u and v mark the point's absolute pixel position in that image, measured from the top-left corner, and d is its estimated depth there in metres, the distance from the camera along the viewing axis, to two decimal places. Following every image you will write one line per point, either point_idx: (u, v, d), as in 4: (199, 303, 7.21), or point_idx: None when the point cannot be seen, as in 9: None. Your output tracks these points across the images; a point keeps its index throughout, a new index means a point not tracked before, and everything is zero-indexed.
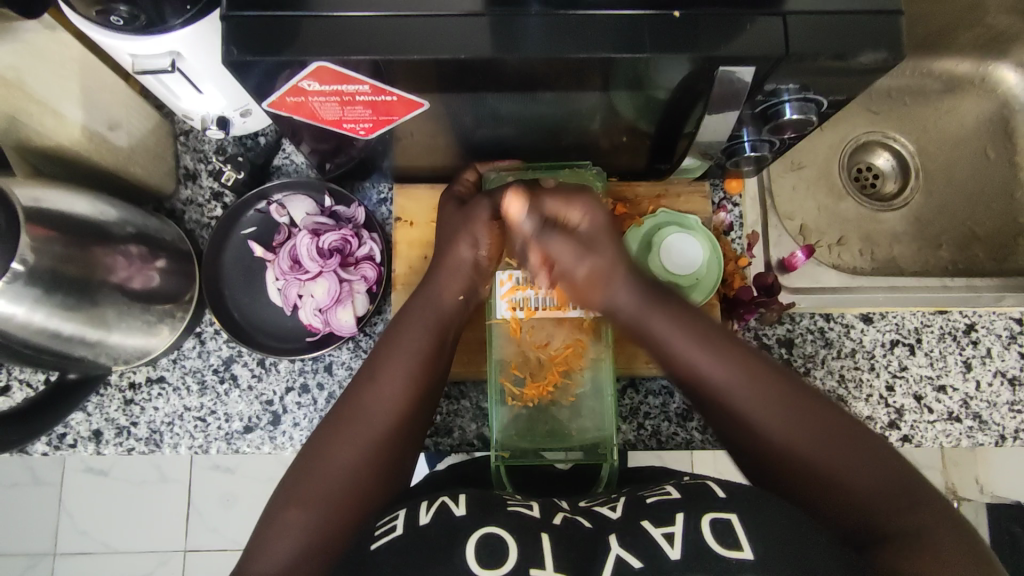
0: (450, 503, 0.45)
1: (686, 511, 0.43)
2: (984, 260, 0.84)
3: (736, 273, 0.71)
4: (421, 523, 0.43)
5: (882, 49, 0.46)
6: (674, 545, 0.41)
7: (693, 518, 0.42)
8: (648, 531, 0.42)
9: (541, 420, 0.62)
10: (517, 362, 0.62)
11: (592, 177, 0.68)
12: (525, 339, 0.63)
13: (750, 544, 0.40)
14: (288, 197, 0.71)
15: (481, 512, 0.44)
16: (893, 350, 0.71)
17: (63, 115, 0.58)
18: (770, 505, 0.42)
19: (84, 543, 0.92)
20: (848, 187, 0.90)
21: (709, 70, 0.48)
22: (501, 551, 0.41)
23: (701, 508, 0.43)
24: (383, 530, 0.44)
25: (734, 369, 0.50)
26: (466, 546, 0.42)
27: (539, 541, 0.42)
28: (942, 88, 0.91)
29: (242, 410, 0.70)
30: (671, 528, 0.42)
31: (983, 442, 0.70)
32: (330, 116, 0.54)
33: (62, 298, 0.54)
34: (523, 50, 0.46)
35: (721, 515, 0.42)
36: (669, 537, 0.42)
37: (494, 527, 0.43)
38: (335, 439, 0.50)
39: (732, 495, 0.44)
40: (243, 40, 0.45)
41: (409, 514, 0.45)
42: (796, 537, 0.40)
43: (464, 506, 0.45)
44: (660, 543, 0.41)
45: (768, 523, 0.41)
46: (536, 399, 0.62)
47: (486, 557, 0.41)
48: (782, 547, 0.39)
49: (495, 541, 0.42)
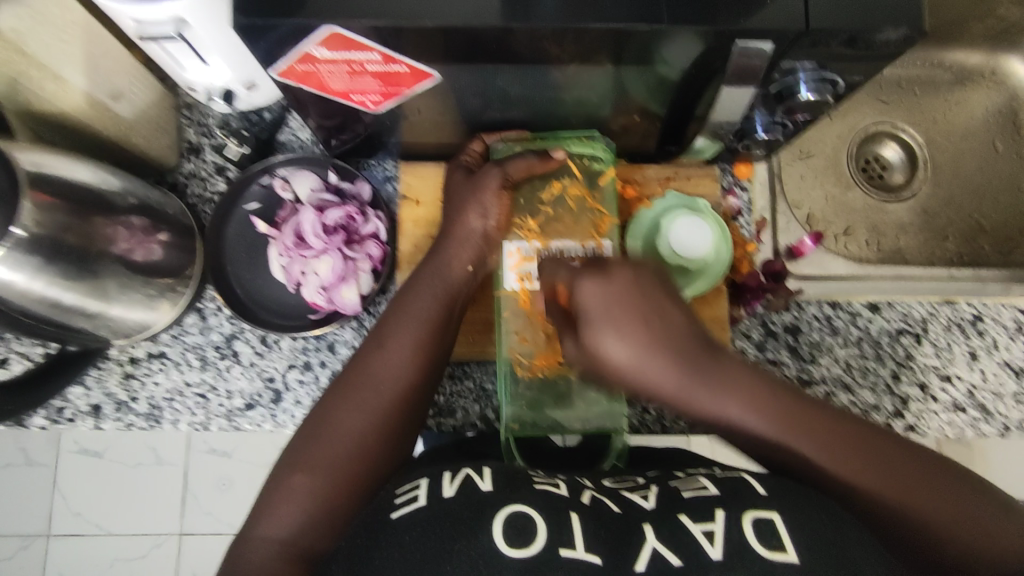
0: (475, 477, 0.43)
1: (726, 509, 0.40)
2: (990, 253, 0.84)
3: (744, 258, 0.70)
4: (446, 495, 0.41)
5: (904, 25, 0.45)
6: (714, 543, 0.39)
7: (734, 517, 0.40)
8: (688, 528, 0.39)
9: (552, 392, 0.62)
10: (526, 333, 0.61)
11: (603, 149, 0.64)
12: (535, 311, 0.61)
13: (794, 547, 0.37)
14: (293, 172, 0.70)
15: (509, 487, 0.42)
16: (900, 339, 0.71)
17: (65, 81, 0.57)
18: (810, 495, 0.40)
19: (79, 522, 0.92)
20: (855, 177, 0.89)
21: (725, 46, 0.47)
22: (532, 531, 0.40)
23: (742, 505, 0.40)
24: (406, 499, 0.42)
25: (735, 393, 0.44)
26: (494, 521, 0.40)
27: (570, 520, 0.41)
28: (952, 79, 0.91)
29: (244, 387, 0.69)
30: (712, 525, 0.39)
31: (987, 432, 0.70)
32: (339, 86, 0.53)
33: (63, 267, 0.53)
34: (536, 20, 0.45)
35: (763, 514, 0.39)
36: (710, 535, 0.39)
37: (520, 505, 0.41)
38: (341, 405, 0.50)
39: (773, 490, 0.41)
40: (252, 5, 0.44)
41: (432, 484, 0.43)
42: (834, 535, 0.38)
43: (490, 480, 0.43)
44: (699, 540, 0.39)
45: (811, 524, 0.39)
46: (545, 369, 0.61)
47: (513, 536, 0.39)
48: (823, 542, 0.38)
49: (523, 519, 0.40)
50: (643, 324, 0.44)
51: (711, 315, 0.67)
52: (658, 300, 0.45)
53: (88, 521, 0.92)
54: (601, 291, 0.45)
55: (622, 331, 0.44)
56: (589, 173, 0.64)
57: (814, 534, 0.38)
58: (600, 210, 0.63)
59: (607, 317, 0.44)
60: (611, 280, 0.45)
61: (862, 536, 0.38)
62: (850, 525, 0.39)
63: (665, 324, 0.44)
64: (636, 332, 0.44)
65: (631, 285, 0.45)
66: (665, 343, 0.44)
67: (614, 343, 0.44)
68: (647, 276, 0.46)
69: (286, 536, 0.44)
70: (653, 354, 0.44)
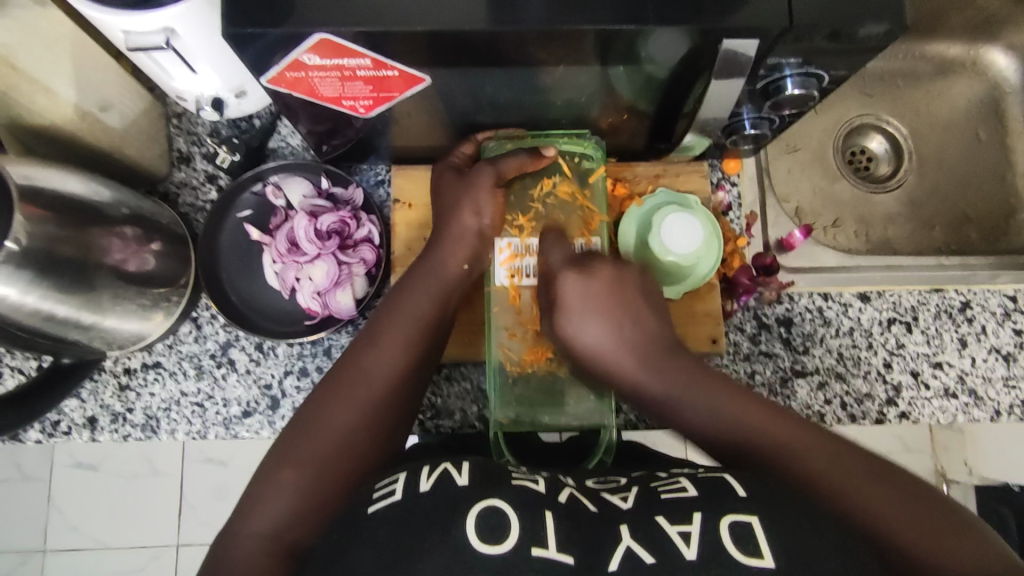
0: (453, 472, 0.43)
1: (704, 511, 0.40)
2: (977, 241, 0.86)
3: (734, 253, 0.71)
4: (422, 490, 0.41)
5: (886, 20, 0.46)
6: (690, 545, 0.39)
7: (712, 520, 0.39)
8: (664, 530, 0.39)
9: (539, 385, 0.62)
10: (514, 328, 0.62)
11: (593, 146, 0.65)
12: (523, 305, 0.62)
13: (771, 552, 0.37)
14: (285, 178, 0.70)
15: (486, 482, 0.42)
16: (890, 328, 0.72)
17: (54, 92, 0.57)
18: (796, 498, 0.40)
19: (75, 538, 0.91)
20: (842, 169, 0.90)
21: (712, 43, 0.47)
22: (505, 527, 0.40)
23: (720, 508, 0.40)
24: (382, 493, 0.42)
25: (692, 389, 0.49)
26: (468, 517, 0.40)
27: (544, 519, 0.41)
28: (934, 71, 0.92)
29: (241, 394, 0.69)
30: (689, 527, 0.39)
31: (978, 418, 0.71)
32: (330, 92, 0.53)
33: (56, 279, 0.53)
34: (523, 22, 0.45)
35: (742, 518, 0.39)
36: (686, 537, 0.39)
37: (495, 499, 0.41)
38: (332, 400, 0.50)
39: (753, 492, 0.41)
40: (242, 13, 0.44)
41: (409, 479, 0.42)
42: (810, 523, 0.38)
43: (468, 476, 0.43)
44: (675, 542, 0.39)
45: (792, 526, 0.38)
46: (534, 364, 0.62)
47: (486, 531, 0.39)
48: (798, 546, 0.37)
49: (497, 515, 0.40)
50: (614, 315, 0.53)
51: (704, 309, 0.68)
52: (632, 296, 0.54)
53: (85, 535, 0.91)
54: (577, 282, 0.54)
55: (596, 320, 0.53)
56: (580, 171, 0.64)
57: (795, 534, 0.38)
58: (590, 207, 0.63)
59: (580, 306, 0.54)
60: (586, 274, 0.55)
61: (842, 539, 0.38)
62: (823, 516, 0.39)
63: (638, 319, 0.53)
64: (606, 321, 0.53)
65: (608, 281, 0.54)
66: (637, 338, 0.53)
67: (587, 329, 0.53)
68: (625, 275, 0.55)
69: (270, 531, 0.44)
70: (623, 341, 0.52)
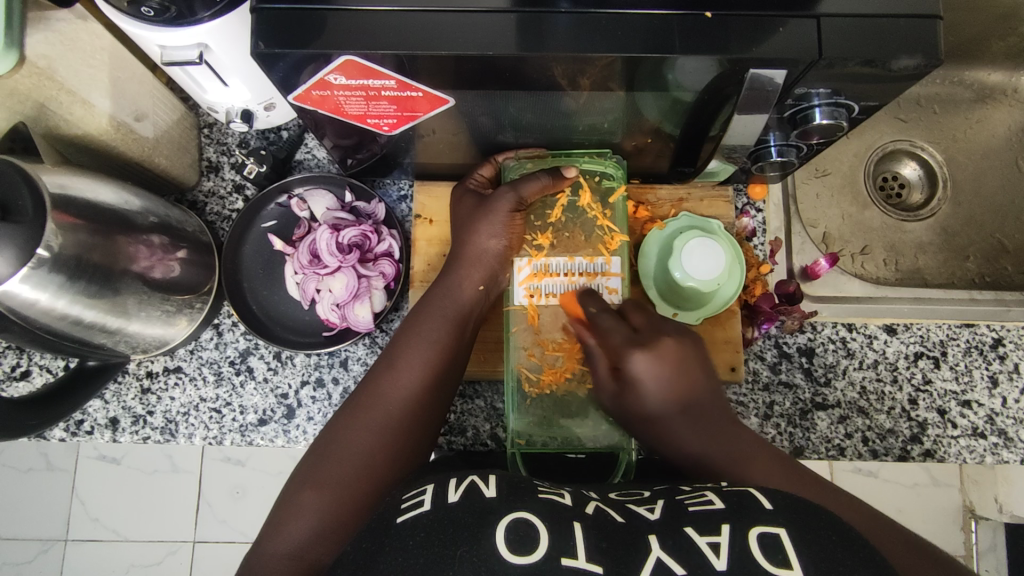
0: (481, 484, 0.43)
1: (732, 524, 0.40)
2: (1013, 274, 0.82)
3: (756, 280, 0.70)
4: (450, 500, 0.42)
5: (921, 53, 0.45)
6: (720, 555, 0.38)
7: (741, 531, 0.39)
8: (693, 542, 0.39)
9: (556, 407, 0.62)
10: (532, 348, 0.62)
11: (615, 166, 0.64)
12: (540, 327, 0.62)
13: (800, 564, 0.37)
14: (310, 191, 0.71)
15: (512, 495, 0.42)
16: (917, 362, 0.70)
17: (90, 103, 0.58)
18: (822, 517, 0.40)
19: (96, 529, 0.92)
20: (872, 196, 0.88)
21: (739, 72, 0.47)
22: (534, 539, 0.39)
23: (748, 521, 0.40)
24: (410, 504, 0.42)
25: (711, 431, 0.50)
26: (497, 528, 0.39)
27: (572, 528, 0.40)
28: (973, 97, 0.89)
29: (258, 402, 0.70)
30: (718, 538, 0.39)
31: (1009, 459, 0.69)
32: (355, 110, 0.54)
33: (85, 285, 0.54)
34: (549, 49, 0.45)
35: (770, 529, 0.39)
36: (715, 547, 0.38)
37: (524, 512, 0.41)
38: (353, 425, 0.52)
39: (779, 505, 0.41)
40: (270, 31, 0.45)
41: (437, 490, 0.43)
42: (843, 554, 0.37)
43: (495, 488, 0.43)
44: (705, 553, 0.38)
45: (819, 545, 0.38)
46: (552, 385, 0.61)
47: (515, 541, 0.39)
48: (830, 564, 0.37)
49: (524, 527, 0.40)
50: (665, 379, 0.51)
51: (724, 337, 0.67)
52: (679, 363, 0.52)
53: (104, 527, 0.92)
54: (645, 363, 0.51)
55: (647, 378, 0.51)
56: (600, 191, 0.64)
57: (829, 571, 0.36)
58: (609, 226, 0.63)
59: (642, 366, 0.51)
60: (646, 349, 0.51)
61: (872, 557, 0.38)
62: (862, 546, 0.38)
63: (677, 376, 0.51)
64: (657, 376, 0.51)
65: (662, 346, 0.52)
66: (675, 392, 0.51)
67: (638, 385, 0.51)
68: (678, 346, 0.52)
69: (294, 551, 0.46)
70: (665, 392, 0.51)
